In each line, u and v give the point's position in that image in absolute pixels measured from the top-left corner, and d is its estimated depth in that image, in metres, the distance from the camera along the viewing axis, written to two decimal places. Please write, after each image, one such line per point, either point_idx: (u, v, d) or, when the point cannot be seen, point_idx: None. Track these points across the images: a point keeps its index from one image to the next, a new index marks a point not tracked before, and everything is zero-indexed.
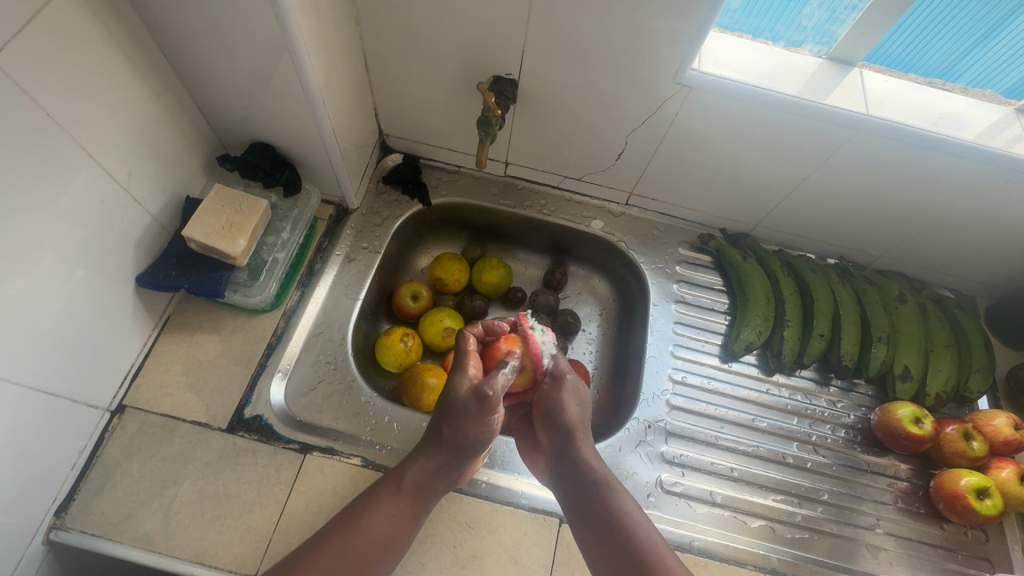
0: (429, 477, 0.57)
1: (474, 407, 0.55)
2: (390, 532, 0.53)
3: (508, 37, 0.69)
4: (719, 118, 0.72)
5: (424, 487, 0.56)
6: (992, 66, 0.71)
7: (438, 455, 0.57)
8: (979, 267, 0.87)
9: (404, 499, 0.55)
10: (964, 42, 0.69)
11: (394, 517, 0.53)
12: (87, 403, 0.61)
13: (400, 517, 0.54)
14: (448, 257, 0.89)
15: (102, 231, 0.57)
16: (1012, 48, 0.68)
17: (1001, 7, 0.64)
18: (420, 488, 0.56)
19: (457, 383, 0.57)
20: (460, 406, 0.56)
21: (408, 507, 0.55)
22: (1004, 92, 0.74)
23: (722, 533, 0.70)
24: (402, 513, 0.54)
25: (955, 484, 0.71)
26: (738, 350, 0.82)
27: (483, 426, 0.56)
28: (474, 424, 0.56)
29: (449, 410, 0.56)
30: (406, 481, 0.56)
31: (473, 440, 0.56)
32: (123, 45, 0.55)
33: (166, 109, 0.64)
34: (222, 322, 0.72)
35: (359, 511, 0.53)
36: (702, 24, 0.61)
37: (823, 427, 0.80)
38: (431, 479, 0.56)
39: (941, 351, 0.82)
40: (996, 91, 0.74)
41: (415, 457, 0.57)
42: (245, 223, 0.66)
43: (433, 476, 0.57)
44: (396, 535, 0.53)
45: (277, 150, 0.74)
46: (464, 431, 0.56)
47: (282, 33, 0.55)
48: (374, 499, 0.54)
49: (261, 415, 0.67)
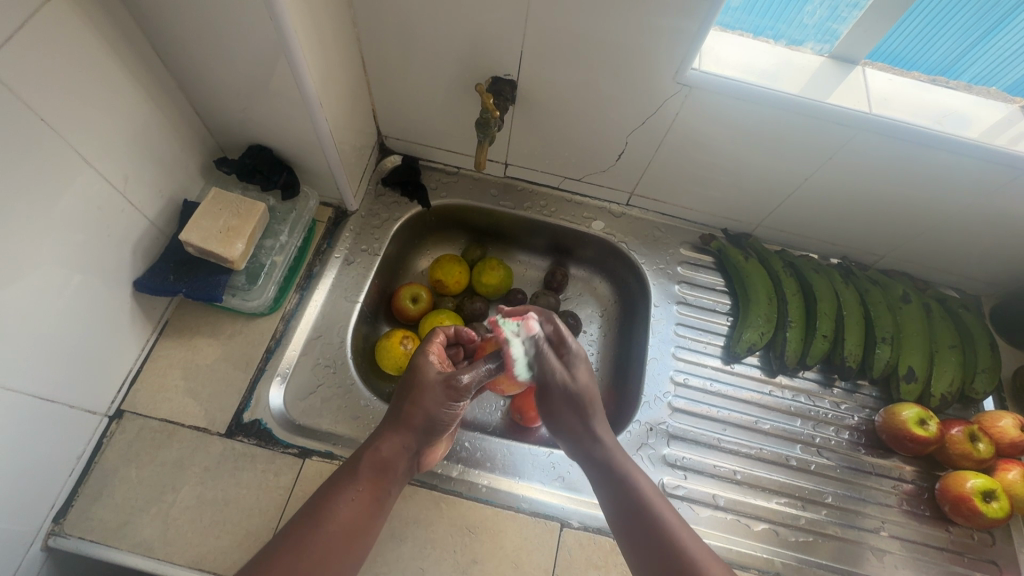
0: (392, 462, 0.56)
1: (441, 393, 0.58)
2: (354, 517, 0.53)
3: (507, 38, 0.68)
4: (720, 117, 0.71)
5: (387, 471, 0.56)
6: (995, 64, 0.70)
7: (396, 435, 0.57)
8: (983, 267, 0.86)
9: (365, 483, 0.54)
10: (967, 40, 0.68)
11: (355, 501, 0.53)
12: (85, 408, 0.61)
13: (362, 500, 0.53)
14: (448, 258, 0.89)
15: (99, 236, 0.57)
16: (1016, 45, 0.67)
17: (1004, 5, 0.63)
18: (383, 472, 0.55)
19: (422, 368, 0.60)
20: (423, 391, 0.58)
21: (369, 491, 0.54)
22: (1008, 90, 0.73)
23: (725, 536, 0.69)
24: (361, 497, 0.53)
25: (961, 486, 0.71)
26: (740, 351, 0.81)
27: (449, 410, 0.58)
28: (431, 404, 0.57)
29: (409, 392, 0.58)
30: (365, 465, 0.55)
31: (437, 422, 0.58)
32: (119, 49, 0.55)
33: (163, 112, 0.63)
34: (221, 326, 0.71)
35: (324, 499, 0.53)
36: (702, 23, 0.60)
37: (826, 429, 0.80)
38: (392, 463, 0.56)
39: (945, 352, 0.81)
40: (1000, 88, 0.73)
41: (374, 441, 0.57)
42: (243, 226, 0.66)
43: (395, 459, 0.56)
44: (361, 521, 0.53)
45: (275, 153, 0.73)
46: (423, 412, 0.57)
47: (278, 35, 0.55)
48: (337, 486, 0.54)
49: (260, 420, 0.67)
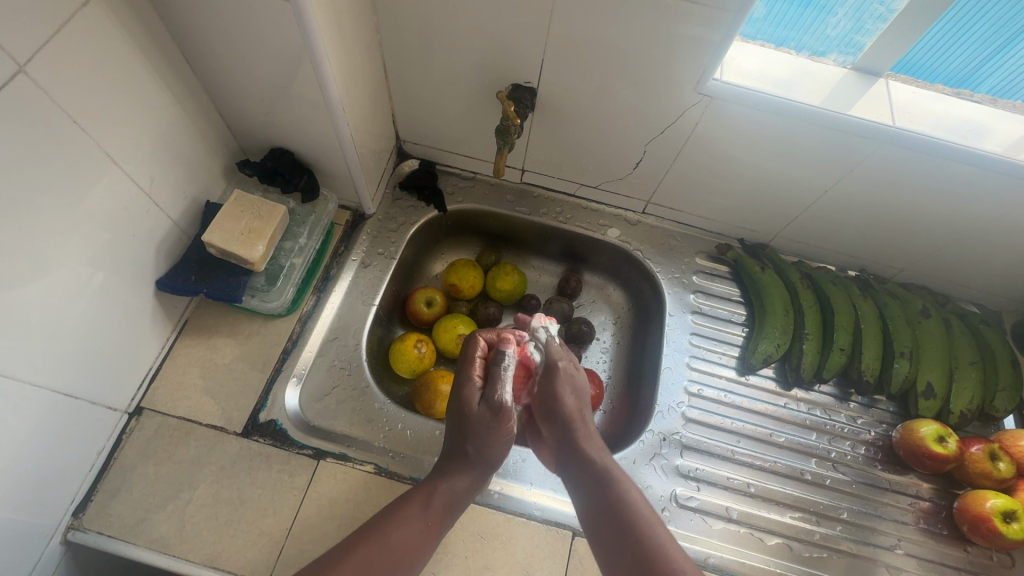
0: (460, 496, 0.56)
1: (493, 421, 0.58)
2: (417, 544, 0.52)
3: (528, 45, 0.68)
4: (741, 127, 0.71)
5: (451, 504, 0.55)
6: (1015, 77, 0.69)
7: (465, 471, 0.57)
8: (1005, 282, 0.85)
9: (434, 515, 0.54)
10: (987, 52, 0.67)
11: (420, 528, 0.52)
12: (106, 405, 0.61)
13: (428, 528, 0.53)
14: (463, 263, 0.90)
15: (123, 236, 0.58)
16: None
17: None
18: (450, 508, 0.55)
19: (471, 398, 0.60)
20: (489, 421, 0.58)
21: (436, 523, 0.53)
22: None
23: (736, 549, 0.68)
24: (428, 526, 0.53)
25: (980, 506, 0.69)
26: (755, 363, 0.80)
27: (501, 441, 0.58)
28: (496, 434, 0.58)
29: (469, 427, 0.58)
30: (435, 497, 0.55)
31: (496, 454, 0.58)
32: (149, 52, 0.56)
33: (190, 114, 0.64)
34: (238, 326, 0.72)
35: (388, 520, 0.52)
36: (727, 33, 0.60)
37: (842, 444, 0.79)
38: (459, 495, 0.56)
39: (965, 368, 0.80)
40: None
41: (441, 473, 0.57)
42: (263, 229, 0.66)
43: (464, 495, 0.57)
44: (422, 548, 0.52)
45: (297, 156, 0.74)
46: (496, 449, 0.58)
47: (303, 40, 0.55)
48: (402, 511, 0.53)
49: (276, 420, 0.67)
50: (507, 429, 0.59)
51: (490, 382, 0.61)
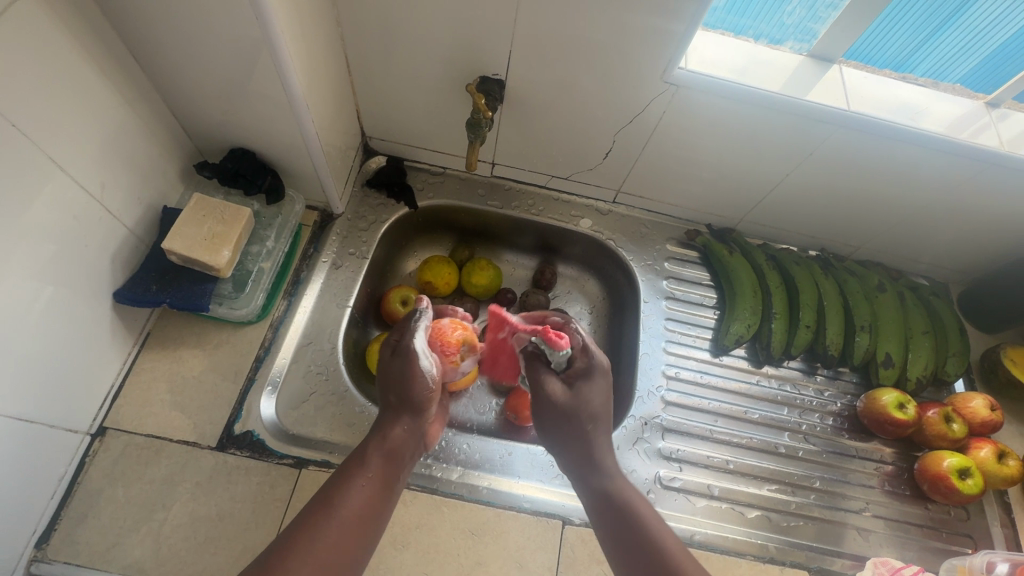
0: (401, 444, 0.55)
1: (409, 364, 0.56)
2: (368, 502, 0.49)
3: (494, 37, 0.68)
4: (707, 115, 0.73)
5: (397, 454, 0.54)
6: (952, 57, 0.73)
7: (402, 420, 0.55)
8: (951, 255, 0.91)
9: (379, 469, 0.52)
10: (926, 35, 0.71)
11: (371, 488, 0.50)
12: (65, 427, 0.58)
13: (379, 486, 0.51)
14: (437, 260, 0.89)
15: (75, 247, 0.54)
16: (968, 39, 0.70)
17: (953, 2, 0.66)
18: (396, 455, 0.53)
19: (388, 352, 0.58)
20: (415, 378, 0.56)
21: (380, 478, 0.51)
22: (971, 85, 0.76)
23: (719, 525, 0.71)
24: (373, 480, 0.51)
25: (938, 465, 0.74)
26: (728, 344, 0.83)
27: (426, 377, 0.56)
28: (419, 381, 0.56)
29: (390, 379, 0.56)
30: (374, 452, 0.53)
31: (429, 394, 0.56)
32: (93, 49, 0.52)
33: (141, 114, 0.60)
34: (206, 335, 0.69)
35: (338, 485, 0.50)
36: (690, 24, 0.61)
37: (812, 416, 0.82)
38: (399, 444, 0.54)
39: (919, 338, 0.85)
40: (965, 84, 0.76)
41: (376, 430, 0.55)
42: (228, 234, 0.62)
43: (405, 443, 0.55)
44: (374, 507, 0.49)
45: (259, 156, 0.71)
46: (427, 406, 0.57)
47: (263, 35, 0.53)
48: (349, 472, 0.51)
49: (252, 431, 0.65)
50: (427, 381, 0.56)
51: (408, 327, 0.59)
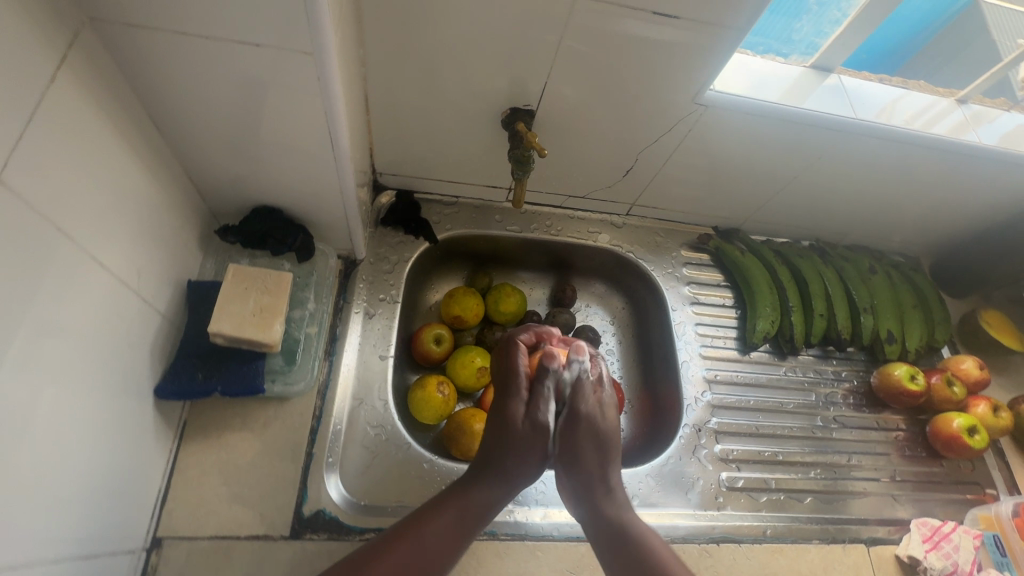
0: (477, 498, 0.56)
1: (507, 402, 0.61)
2: (440, 546, 0.51)
3: (527, 68, 0.67)
4: (728, 131, 0.76)
5: (479, 500, 0.56)
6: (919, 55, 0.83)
7: (489, 467, 0.58)
8: (924, 234, 1.01)
9: (458, 510, 0.54)
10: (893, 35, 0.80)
11: (437, 537, 0.51)
12: (122, 548, 0.51)
13: (454, 528, 0.53)
14: (463, 292, 0.86)
15: (118, 347, 0.48)
16: None
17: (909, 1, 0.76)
18: (475, 500, 0.56)
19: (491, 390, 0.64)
20: (511, 425, 0.60)
21: (458, 522, 0.53)
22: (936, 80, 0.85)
23: (782, 515, 0.75)
24: (445, 530, 0.52)
25: (949, 426, 0.83)
26: (756, 341, 0.87)
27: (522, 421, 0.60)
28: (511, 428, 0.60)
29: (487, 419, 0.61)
30: (453, 494, 0.56)
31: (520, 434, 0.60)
32: (117, 121, 0.46)
33: (162, 184, 0.54)
34: (252, 415, 0.63)
35: (413, 524, 0.52)
36: (722, 48, 0.64)
37: (834, 397, 0.89)
38: (472, 499, 0.56)
39: (911, 312, 0.94)
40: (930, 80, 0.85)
41: (458, 480, 0.58)
42: (276, 304, 0.57)
43: (489, 490, 0.57)
44: (446, 549, 0.51)
45: (285, 212, 0.65)
46: (514, 462, 0.59)
47: (316, 90, 0.49)
48: (429, 515, 0.53)
49: (324, 510, 0.60)
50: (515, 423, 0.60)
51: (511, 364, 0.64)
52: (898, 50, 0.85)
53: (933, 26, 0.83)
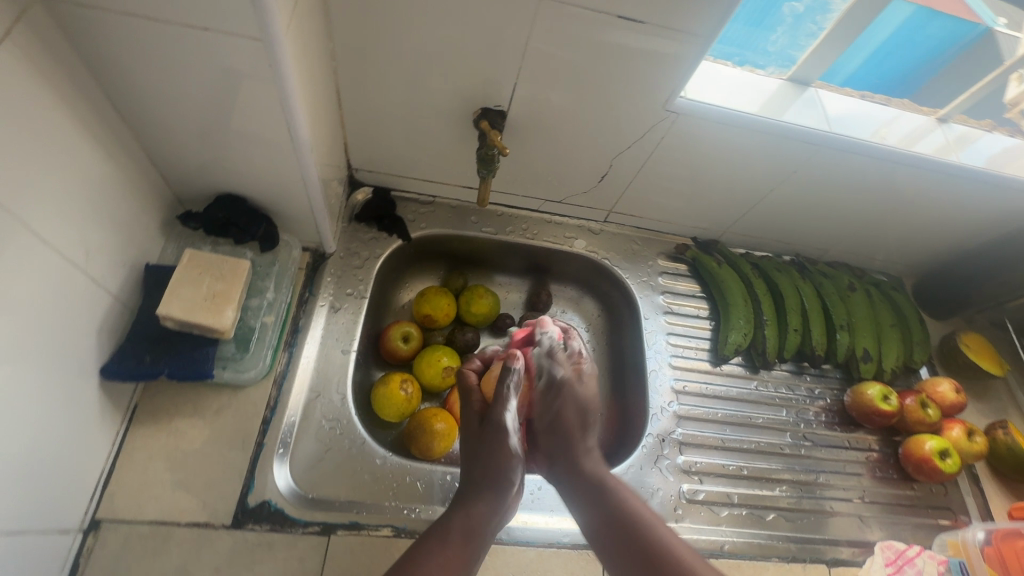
0: (480, 524, 0.55)
1: (498, 436, 0.62)
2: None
3: (497, 69, 0.67)
4: (701, 140, 0.76)
5: (475, 528, 0.54)
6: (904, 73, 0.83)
7: (482, 496, 0.57)
8: (906, 253, 1.00)
9: (457, 541, 0.52)
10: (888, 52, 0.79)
11: (445, 559, 0.50)
12: (57, 528, 0.51)
13: (456, 557, 0.51)
14: (434, 291, 0.86)
15: (60, 325, 0.48)
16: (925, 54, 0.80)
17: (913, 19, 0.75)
18: (470, 531, 0.54)
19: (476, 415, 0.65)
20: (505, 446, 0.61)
21: (459, 552, 0.52)
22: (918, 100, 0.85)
23: (742, 531, 0.74)
24: (453, 559, 0.51)
25: (921, 449, 0.81)
26: (728, 353, 0.86)
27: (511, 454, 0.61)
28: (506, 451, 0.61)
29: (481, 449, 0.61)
30: (453, 527, 0.53)
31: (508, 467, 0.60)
32: (69, 103, 0.46)
33: (118, 167, 0.54)
34: (204, 402, 0.63)
35: (414, 557, 0.49)
36: (688, 56, 0.64)
37: (806, 414, 0.88)
38: (479, 524, 0.55)
39: (889, 331, 0.93)
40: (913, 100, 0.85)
41: (460, 503, 0.56)
42: (230, 291, 0.58)
43: (483, 518, 0.56)
44: None
45: (249, 202, 0.66)
46: (501, 481, 0.59)
47: (271, 79, 0.50)
48: (423, 549, 0.50)
49: (269, 501, 0.60)
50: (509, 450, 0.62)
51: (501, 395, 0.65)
52: (908, 74, 0.83)
53: (944, 54, 0.80)
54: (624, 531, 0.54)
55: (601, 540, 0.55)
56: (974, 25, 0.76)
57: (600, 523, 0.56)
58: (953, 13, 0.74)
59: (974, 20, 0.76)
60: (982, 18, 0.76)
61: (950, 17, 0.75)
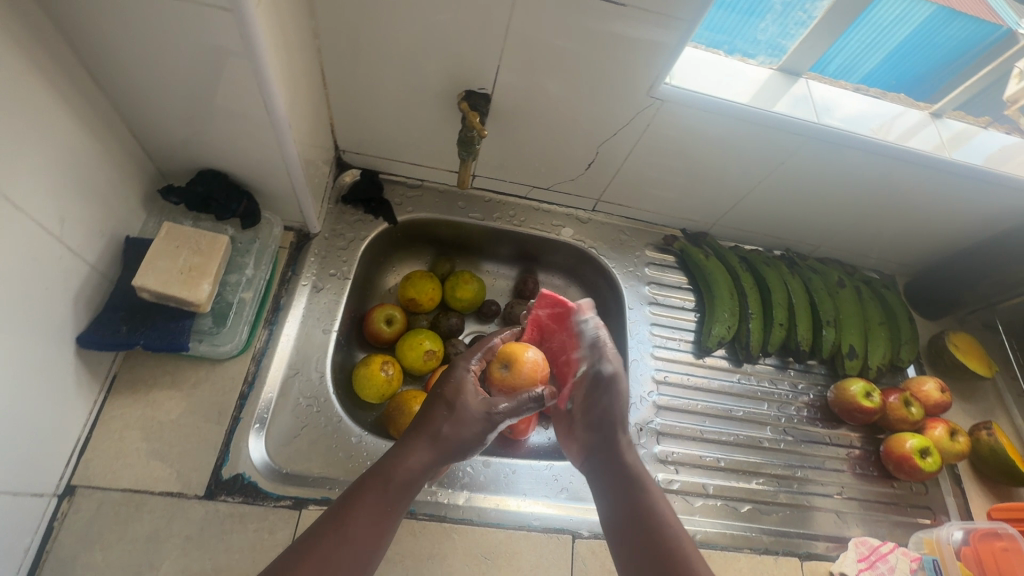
0: (416, 473, 0.53)
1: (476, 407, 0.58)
2: (373, 535, 0.49)
3: (480, 52, 0.67)
4: (688, 129, 0.75)
5: (412, 484, 0.53)
6: (904, 69, 0.81)
7: (424, 451, 0.54)
8: (898, 251, 0.99)
9: (392, 497, 0.51)
10: (895, 48, 0.77)
11: (377, 512, 0.49)
12: (31, 491, 0.52)
13: (389, 512, 0.50)
14: (420, 275, 0.86)
15: (34, 292, 0.49)
16: (932, 54, 0.78)
17: (931, 16, 0.73)
18: (408, 484, 0.52)
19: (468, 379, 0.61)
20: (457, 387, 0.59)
21: (392, 507, 0.51)
22: (912, 95, 0.84)
23: (717, 521, 0.74)
24: (386, 512, 0.50)
25: (902, 447, 0.81)
26: (711, 345, 0.86)
27: (479, 430, 0.57)
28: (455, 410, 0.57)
29: (450, 405, 0.57)
30: (392, 478, 0.52)
31: (462, 442, 0.56)
32: (43, 72, 0.47)
33: (96, 139, 0.55)
34: (182, 375, 0.64)
35: (348, 513, 0.48)
36: (672, 42, 0.63)
37: (788, 409, 0.87)
38: (416, 472, 0.53)
39: (877, 329, 0.92)
40: (906, 94, 0.84)
41: (400, 452, 0.53)
42: (207, 265, 0.59)
43: (421, 473, 0.54)
44: (378, 538, 0.49)
45: (230, 178, 0.66)
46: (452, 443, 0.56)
47: (245, 53, 0.50)
48: (359, 501, 0.49)
49: (243, 474, 0.61)
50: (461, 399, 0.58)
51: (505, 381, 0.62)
52: (926, 76, 0.82)
53: (964, 57, 0.78)
54: (643, 525, 0.53)
55: (620, 535, 0.54)
56: (996, 29, 0.74)
57: (620, 521, 0.54)
58: (973, 15, 0.73)
59: (996, 22, 0.74)
60: (1005, 21, 0.74)
61: (971, 19, 0.73)
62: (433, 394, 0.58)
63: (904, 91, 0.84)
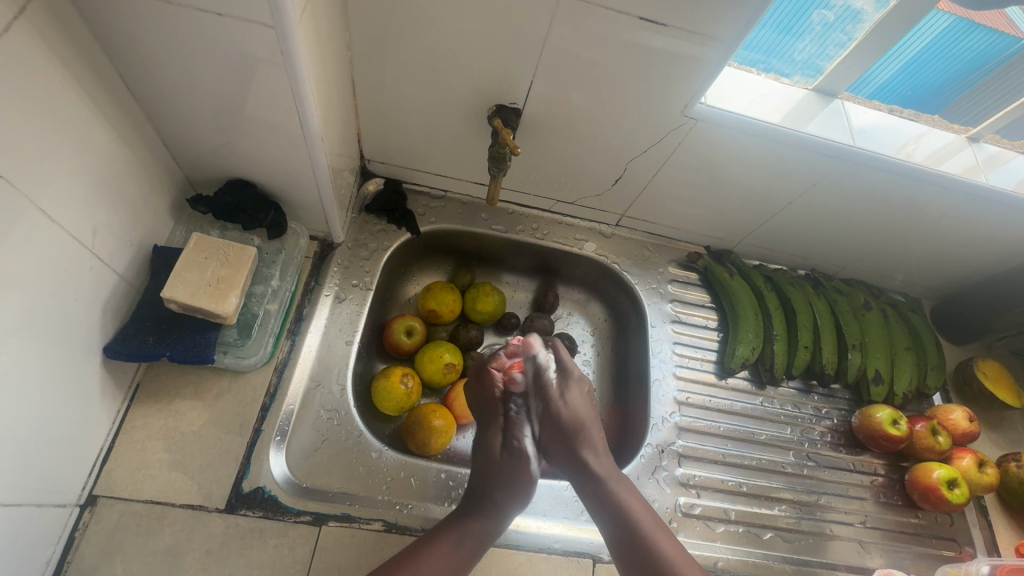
0: (488, 528, 0.59)
1: (512, 463, 0.64)
2: None
3: (513, 66, 0.67)
4: (720, 148, 0.74)
5: (482, 538, 0.59)
6: (919, 83, 0.77)
7: (490, 506, 0.61)
8: (925, 275, 0.97)
9: (463, 549, 0.57)
10: (909, 59, 0.73)
11: (455, 556, 0.56)
12: (55, 502, 0.52)
13: (461, 562, 0.56)
14: (441, 286, 0.85)
15: (64, 303, 0.48)
16: (946, 66, 0.74)
17: (947, 27, 0.69)
18: (478, 537, 0.58)
19: (495, 444, 0.65)
20: (526, 472, 0.64)
21: (464, 558, 0.57)
22: (928, 111, 0.81)
23: (738, 549, 0.73)
24: (458, 560, 0.56)
25: (929, 476, 0.79)
26: (734, 367, 0.85)
27: (526, 478, 0.64)
28: (526, 474, 0.64)
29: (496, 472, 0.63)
30: (462, 532, 0.58)
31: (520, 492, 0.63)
32: (79, 83, 0.47)
33: (129, 147, 0.55)
34: (205, 385, 0.63)
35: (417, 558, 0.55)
36: (709, 61, 0.62)
37: (811, 434, 0.86)
38: (488, 530, 0.59)
39: (903, 353, 0.90)
40: (924, 111, 0.81)
41: (467, 509, 0.60)
42: (234, 277, 0.59)
43: (491, 527, 0.60)
44: None
45: (258, 188, 0.66)
46: (507, 491, 0.62)
47: (282, 66, 0.49)
48: (431, 547, 0.56)
49: (263, 488, 0.60)
50: (530, 471, 0.65)
51: (511, 420, 0.67)
52: (940, 90, 0.78)
53: (982, 69, 0.74)
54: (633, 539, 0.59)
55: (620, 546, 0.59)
56: (1014, 41, 0.70)
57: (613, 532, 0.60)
58: (992, 26, 0.69)
59: (1014, 35, 0.70)
60: None
61: (990, 31, 0.69)
62: (488, 461, 0.64)
63: (921, 108, 0.81)
